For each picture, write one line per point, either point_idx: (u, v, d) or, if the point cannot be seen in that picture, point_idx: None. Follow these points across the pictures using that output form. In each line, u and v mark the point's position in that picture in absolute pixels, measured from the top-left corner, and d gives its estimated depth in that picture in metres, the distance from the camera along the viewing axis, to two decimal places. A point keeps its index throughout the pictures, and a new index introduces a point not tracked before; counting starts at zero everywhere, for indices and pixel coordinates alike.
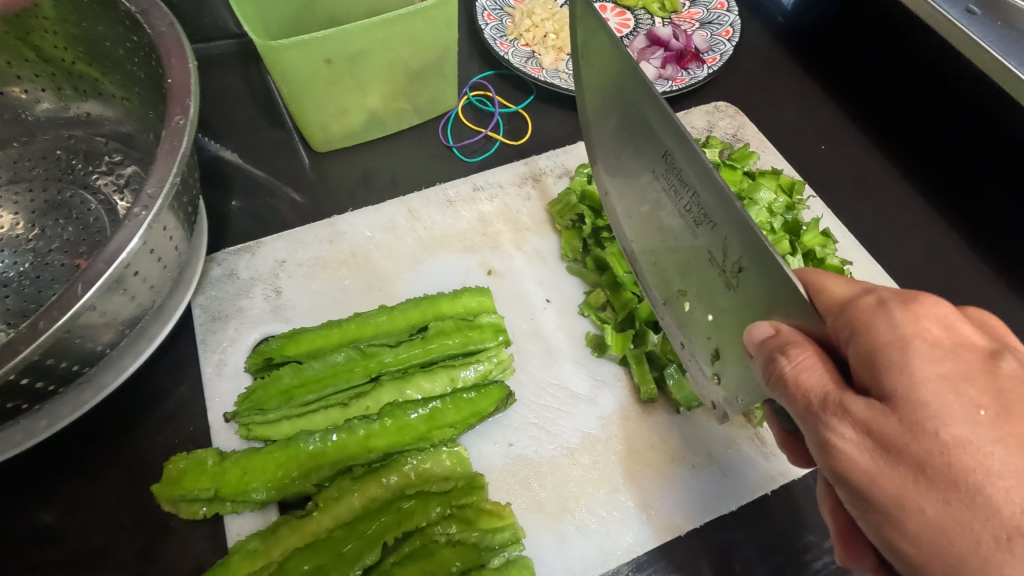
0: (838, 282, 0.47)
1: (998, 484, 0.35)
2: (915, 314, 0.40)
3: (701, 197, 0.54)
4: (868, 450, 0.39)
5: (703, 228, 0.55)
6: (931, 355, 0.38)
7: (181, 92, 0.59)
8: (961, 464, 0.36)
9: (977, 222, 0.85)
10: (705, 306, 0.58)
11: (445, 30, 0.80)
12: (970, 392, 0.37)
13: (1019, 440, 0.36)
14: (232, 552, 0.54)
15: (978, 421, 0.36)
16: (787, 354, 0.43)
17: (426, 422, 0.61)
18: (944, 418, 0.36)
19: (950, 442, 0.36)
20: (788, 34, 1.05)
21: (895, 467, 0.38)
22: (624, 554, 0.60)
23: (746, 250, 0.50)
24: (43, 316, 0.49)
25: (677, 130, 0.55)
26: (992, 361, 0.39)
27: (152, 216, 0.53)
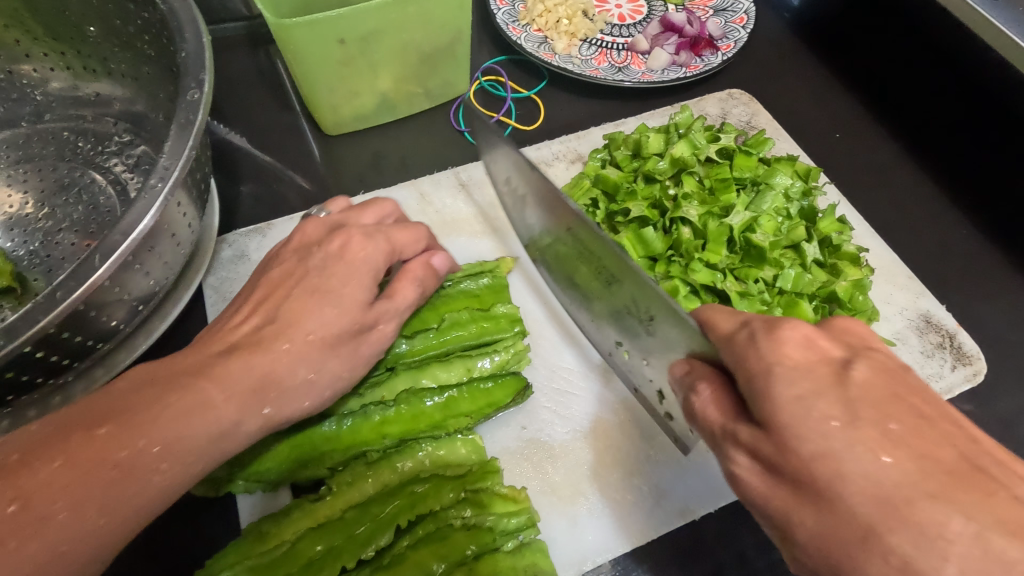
0: (723, 315, 0.47)
1: (851, 489, 0.34)
2: (776, 339, 0.40)
3: (605, 260, 0.61)
4: (758, 471, 0.40)
5: (615, 287, 0.61)
6: (789, 375, 0.38)
7: (195, 67, 0.58)
8: (821, 475, 0.35)
9: (992, 212, 0.84)
10: (639, 353, 0.61)
11: (458, 13, 0.78)
12: (816, 403, 0.37)
13: (876, 444, 0.35)
14: (245, 533, 0.53)
15: (829, 432, 0.36)
16: (696, 391, 0.48)
17: (441, 410, 0.60)
18: (800, 434, 0.36)
19: (810, 455, 0.36)
20: (802, 23, 1.04)
21: (779, 484, 0.38)
22: (637, 539, 0.60)
23: (650, 300, 0.56)
24: (61, 287, 0.49)
25: (555, 198, 0.65)
26: (844, 373, 0.39)
27: (168, 189, 0.53)
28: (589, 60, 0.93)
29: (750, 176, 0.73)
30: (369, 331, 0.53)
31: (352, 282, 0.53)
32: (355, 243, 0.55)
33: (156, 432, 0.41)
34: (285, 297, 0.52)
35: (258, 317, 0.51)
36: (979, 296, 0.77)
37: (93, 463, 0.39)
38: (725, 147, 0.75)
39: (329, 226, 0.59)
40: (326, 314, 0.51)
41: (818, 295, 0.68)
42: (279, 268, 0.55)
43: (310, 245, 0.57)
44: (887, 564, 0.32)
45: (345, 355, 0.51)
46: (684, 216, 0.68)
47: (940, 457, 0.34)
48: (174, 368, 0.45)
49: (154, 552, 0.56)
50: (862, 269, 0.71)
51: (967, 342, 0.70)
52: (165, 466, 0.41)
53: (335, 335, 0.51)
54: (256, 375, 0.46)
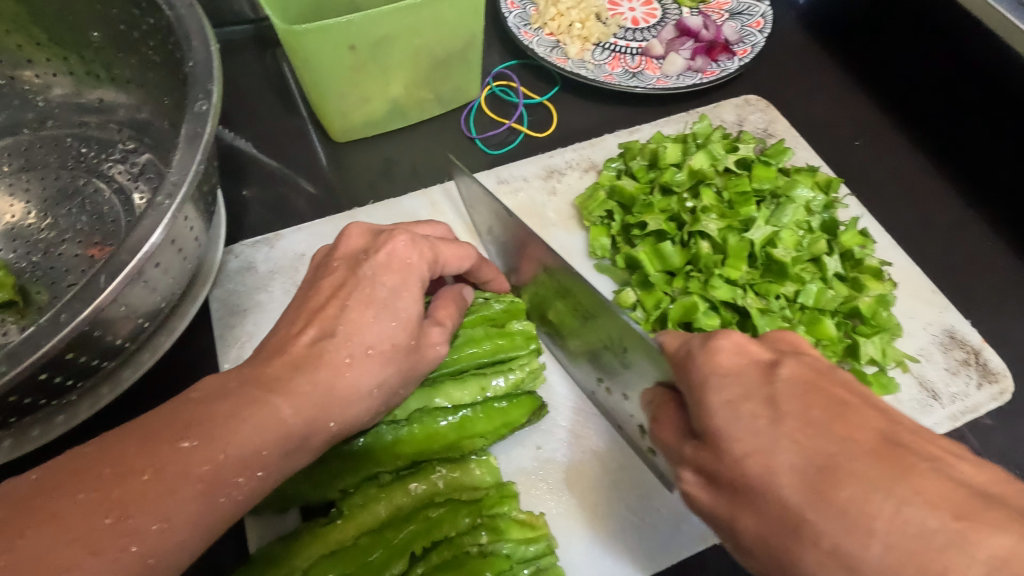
0: (671, 333, 0.47)
1: (780, 482, 0.34)
2: (710, 351, 0.41)
3: (575, 289, 0.59)
4: (703, 485, 0.40)
5: (590, 318, 0.59)
6: (718, 383, 0.39)
7: (203, 77, 0.57)
8: (753, 472, 0.35)
9: (1017, 222, 0.82)
10: (620, 387, 0.59)
11: (471, 17, 0.76)
12: (743, 406, 0.37)
13: (801, 437, 0.34)
14: (254, 560, 0.51)
15: (757, 430, 0.36)
16: (655, 419, 0.48)
17: (456, 430, 0.57)
18: (733, 434, 0.36)
19: (741, 455, 0.36)
20: (822, 26, 1.02)
21: (720, 495, 0.38)
22: (657, 563, 0.58)
23: (621, 332, 0.54)
24: (65, 309, 0.47)
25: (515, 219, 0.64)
26: (770, 372, 0.38)
27: (175, 205, 0.51)
28: (603, 65, 0.91)
29: (770, 188, 0.71)
30: (426, 348, 0.52)
31: (404, 293, 0.51)
32: (402, 248, 0.52)
33: (234, 447, 0.40)
34: (341, 308, 0.49)
35: (316, 329, 0.48)
36: (1007, 311, 0.75)
37: (180, 476, 0.37)
38: (744, 156, 0.73)
39: (374, 230, 0.55)
40: (383, 326, 0.49)
41: (841, 310, 0.66)
42: (330, 276, 0.52)
43: (356, 253, 0.53)
44: (820, 551, 0.32)
45: (404, 368, 0.50)
46: (704, 230, 0.66)
47: (859, 438, 0.33)
48: (245, 380, 0.43)
49: None
50: (884, 282, 0.69)
51: (994, 358, 0.68)
52: (242, 480, 0.40)
53: (392, 349, 0.49)
54: (321, 390, 0.45)
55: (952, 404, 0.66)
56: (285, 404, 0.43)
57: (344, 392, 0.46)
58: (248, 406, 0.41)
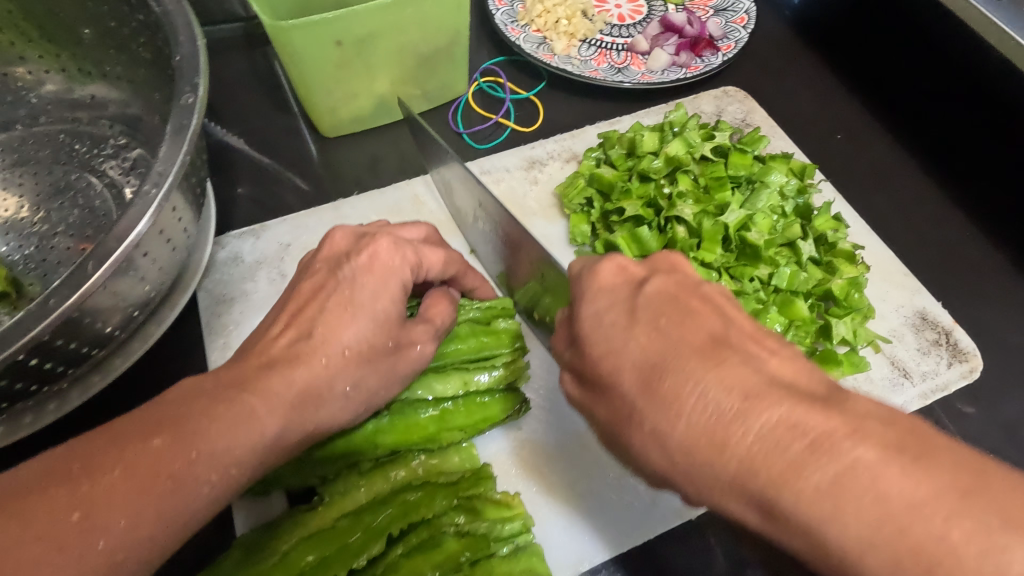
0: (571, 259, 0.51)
1: (619, 376, 0.40)
2: (592, 270, 0.45)
3: (514, 234, 0.66)
4: (582, 387, 0.46)
5: (524, 262, 0.66)
6: (592, 296, 0.44)
7: (190, 71, 0.58)
8: (604, 368, 0.41)
9: (995, 213, 0.84)
10: (542, 328, 0.66)
11: (456, 14, 0.78)
12: (606, 315, 0.42)
13: (645, 335, 0.39)
14: (234, 546, 0.52)
15: (613, 334, 0.41)
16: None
17: (436, 422, 0.59)
18: (591, 338, 0.42)
19: (597, 357, 0.41)
20: (807, 22, 1.03)
21: (592, 390, 0.44)
22: (634, 539, 0.59)
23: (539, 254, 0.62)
24: (54, 295, 0.48)
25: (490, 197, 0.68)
26: (638, 287, 0.43)
27: (162, 194, 0.52)
28: (589, 61, 0.92)
29: (746, 175, 0.73)
30: (407, 349, 0.53)
31: (382, 296, 0.52)
32: (384, 252, 0.53)
33: (205, 445, 0.41)
34: (320, 309, 0.50)
35: (294, 331, 0.49)
36: (983, 299, 0.76)
37: (152, 474, 0.38)
38: (721, 144, 0.75)
39: (357, 234, 0.56)
40: (359, 329, 0.50)
41: (814, 293, 0.68)
42: (309, 279, 0.53)
43: (339, 256, 0.54)
44: (643, 433, 0.38)
45: (381, 370, 0.51)
46: (680, 215, 0.68)
47: (691, 340, 0.38)
48: (221, 382, 0.45)
49: None
50: (859, 265, 0.70)
51: (964, 338, 0.70)
52: (215, 477, 0.41)
53: (369, 351, 0.50)
54: (298, 390, 0.46)
55: (923, 383, 0.67)
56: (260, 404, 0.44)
57: (323, 375, 0.47)
58: (222, 401, 0.43)
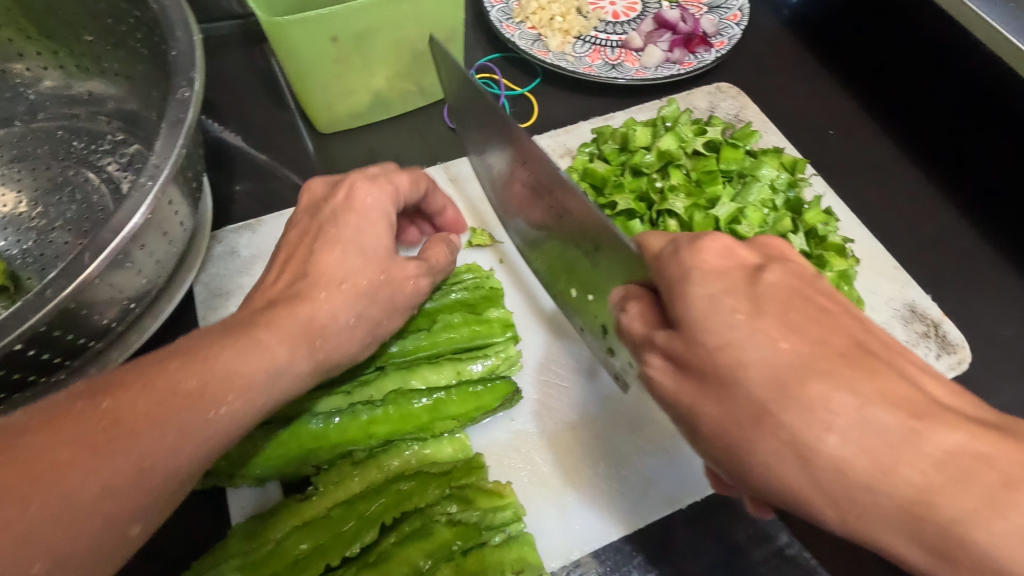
0: (655, 235, 0.49)
1: (749, 373, 0.37)
2: (696, 248, 0.42)
3: (557, 190, 0.62)
4: (670, 370, 0.42)
5: (565, 218, 0.63)
6: (702, 278, 0.40)
7: (186, 66, 0.58)
8: (724, 362, 0.38)
9: (985, 208, 0.84)
10: (586, 288, 0.63)
11: (451, 10, 0.79)
12: (724, 299, 0.39)
13: (775, 332, 0.37)
14: (231, 534, 0.53)
15: (733, 324, 0.38)
16: (627, 309, 0.51)
17: (429, 412, 0.59)
18: (708, 327, 0.38)
19: (715, 346, 0.38)
20: (800, 20, 1.04)
21: (687, 381, 0.41)
22: (625, 528, 0.60)
23: (597, 232, 0.57)
24: (51, 285, 0.49)
25: (534, 152, 0.63)
26: (754, 275, 0.41)
27: (158, 187, 0.53)
28: (583, 58, 0.93)
29: (736, 169, 0.74)
30: (403, 282, 0.56)
31: (368, 231, 0.54)
32: (361, 191, 0.56)
33: (219, 367, 0.43)
34: (310, 250, 0.53)
35: (291, 273, 0.52)
36: (973, 292, 0.77)
37: (168, 391, 0.40)
38: (711, 139, 0.76)
39: (332, 182, 0.60)
40: (349, 260, 0.52)
41: None
42: (296, 228, 0.56)
43: (318, 202, 0.57)
44: (775, 439, 0.36)
45: (379, 300, 0.54)
46: (671, 208, 0.69)
47: (833, 341, 0.37)
48: (229, 323, 0.47)
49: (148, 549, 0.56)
50: (848, 259, 0.71)
51: (952, 331, 0.71)
52: (231, 398, 0.43)
53: (366, 285, 0.52)
54: (300, 321, 0.48)
55: None
56: (267, 335, 0.46)
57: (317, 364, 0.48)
58: (225, 339, 0.45)
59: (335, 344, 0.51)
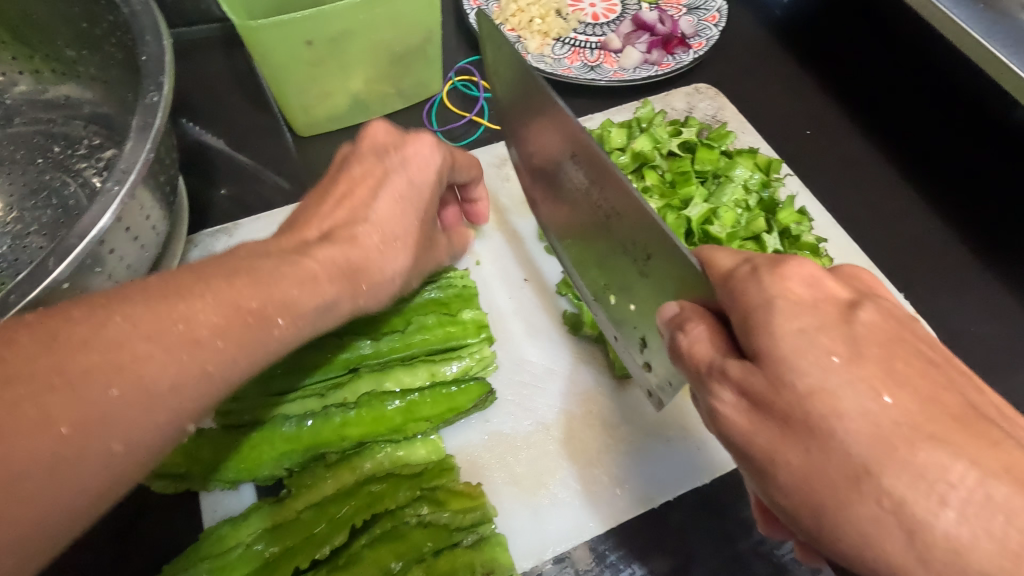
0: (725, 252, 0.44)
1: (847, 426, 0.34)
2: (781, 275, 0.38)
3: (606, 190, 0.56)
4: (745, 409, 0.39)
5: (611, 219, 0.57)
6: (792, 311, 0.37)
7: (155, 70, 0.59)
8: (817, 411, 0.35)
9: (958, 206, 0.85)
10: (625, 297, 0.58)
11: (428, 12, 0.79)
12: (820, 340, 0.36)
13: (876, 383, 0.34)
14: (202, 537, 0.54)
15: (830, 369, 0.35)
16: (685, 329, 0.44)
17: (403, 414, 0.60)
18: (800, 368, 0.35)
19: (806, 393, 0.35)
20: (779, 21, 1.05)
21: (766, 423, 0.37)
22: (597, 528, 0.60)
23: (650, 237, 0.52)
24: (14, 291, 0.48)
25: (582, 144, 0.57)
26: (849, 311, 0.38)
27: (125, 191, 0.53)
28: (562, 59, 0.93)
29: (710, 169, 0.75)
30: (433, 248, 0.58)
31: (426, 191, 0.53)
32: (425, 148, 0.55)
33: (278, 293, 0.41)
34: (369, 193, 0.49)
35: (344, 208, 0.48)
36: (946, 291, 0.78)
37: (233, 309, 0.39)
38: (686, 140, 0.77)
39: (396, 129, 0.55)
40: (408, 219, 0.50)
41: None
42: (358, 163, 0.51)
43: (383, 146, 0.53)
44: (879, 506, 0.33)
45: (421, 262, 0.53)
46: None
47: (945, 400, 0.35)
48: (279, 248, 0.44)
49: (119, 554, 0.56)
50: (822, 258, 0.71)
51: None
52: (284, 324, 0.41)
53: (420, 244, 0.51)
54: (355, 262, 0.46)
55: None
56: (319, 269, 0.44)
57: None
58: (282, 265, 0.42)
59: (382, 292, 0.49)
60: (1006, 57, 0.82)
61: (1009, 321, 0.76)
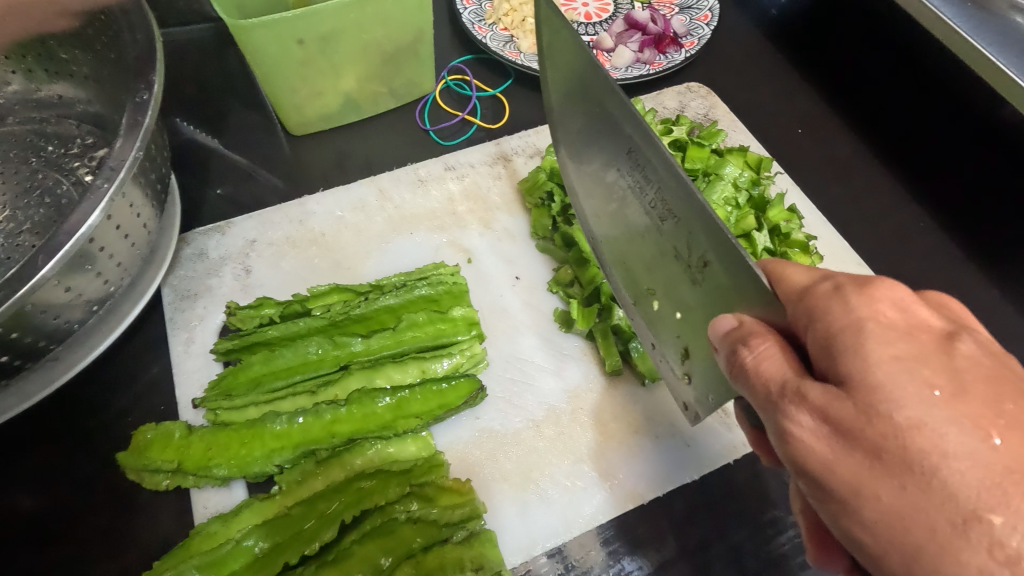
0: (797, 269, 0.45)
1: (953, 466, 0.34)
2: (870, 297, 0.39)
3: (665, 192, 0.55)
4: (825, 436, 0.38)
5: (668, 224, 0.56)
6: (885, 337, 0.38)
7: (146, 70, 0.59)
8: (917, 446, 0.35)
9: (949, 204, 0.86)
10: (674, 304, 0.58)
11: (418, 12, 0.79)
12: (924, 374, 0.36)
13: (974, 421, 0.35)
14: (193, 534, 0.54)
15: (933, 403, 0.35)
16: (750, 345, 0.42)
17: (392, 410, 0.60)
18: (898, 400, 0.36)
19: (905, 425, 0.35)
20: (770, 20, 1.05)
21: (851, 452, 0.37)
22: (585, 523, 0.60)
23: (710, 244, 0.50)
24: (4, 287, 0.48)
25: (645, 143, 0.56)
26: (947, 343, 0.39)
27: (115, 189, 0.53)
28: None
29: (701, 168, 0.75)
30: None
31: None
32: None
33: None
34: None
35: None
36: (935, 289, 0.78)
37: None
38: (677, 139, 0.77)
39: None
40: None
41: None
42: None
43: None
44: (990, 557, 0.33)
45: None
46: None
47: None
48: None
49: (113, 550, 0.57)
50: (812, 256, 0.73)
51: None
52: None
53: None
54: None
55: None
56: None
57: None
58: None
59: None
60: (993, 54, 0.82)
61: (997, 319, 0.77)
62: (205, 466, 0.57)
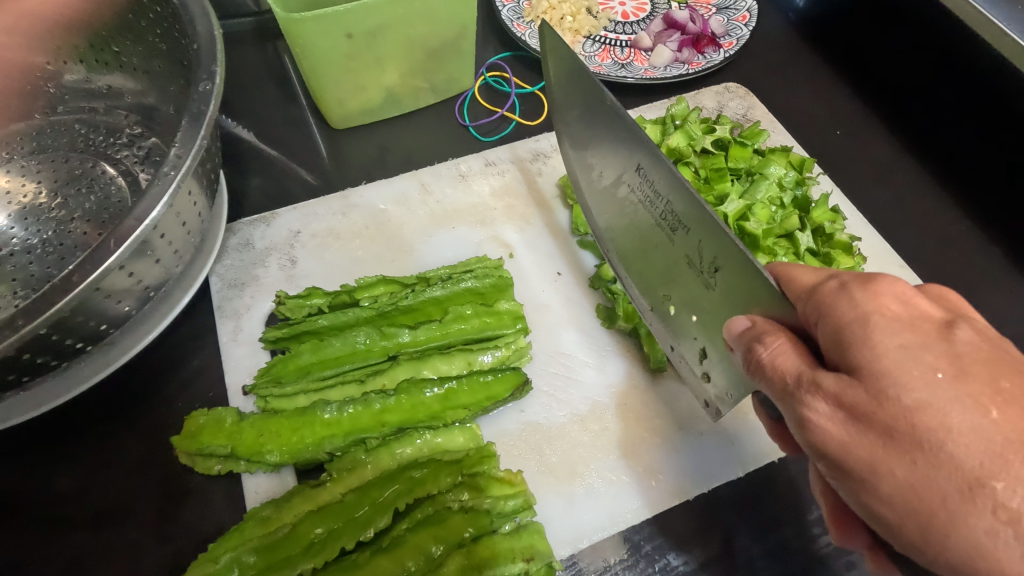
0: (804, 269, 0.48)
1: (957, 440, 0.36)
2: (874, 291, 0.41)
3: (673, 203, 0.56)
4: (841, 420, 0.39)
5: (679, 234, 0.57)
6: (889, 328, 0.39)
7: (207, 59, 0.60)
8: (923, 424, 0.37)
9: (992, 207, 0.85)
10: (688, 308, 0.58)
11: (462, 8, 0.80)
12: (927, 360, 0.38)
13: (976, 399, 0.37)
14: (246, 518, 0.55)
15: (935, 384, 0.37)
16: (764, 342, 0.44)
17: (440, 401, 0.61)
18: (904, 384, 0.37)
19: (910, 407, 0.37)
20: (807, 22, 1.05)
21: (866, 433, 0.38)
22: (631, 518, 0.61)
23: (720, 248, 0.52)
24: (77, 270, 0.50)
25: (648, 158, 0.58)
26: (946, 331, 0.40)
27: (180, 177, 0.54)
28: (593, 57, 0.94)
29: (745, 167, 0.75)
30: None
31: None
32: None
33: None
34: None
35: None
36: (979, 292, 0.78)
37: None
38: (720, 138, 0.77)
39: None
40: None
41: None
42: None
43: None
44: (995, 518, 0.35)
45: None
46: None
47: None
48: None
49: (164, 532, 0.58)
50: (855, 257, 0.72)
51: None
52: None
53: None
54: None
55: None
56: None
57: None
58: None
59: None
60: None
61: None
62: (258, 453, 0.58)
